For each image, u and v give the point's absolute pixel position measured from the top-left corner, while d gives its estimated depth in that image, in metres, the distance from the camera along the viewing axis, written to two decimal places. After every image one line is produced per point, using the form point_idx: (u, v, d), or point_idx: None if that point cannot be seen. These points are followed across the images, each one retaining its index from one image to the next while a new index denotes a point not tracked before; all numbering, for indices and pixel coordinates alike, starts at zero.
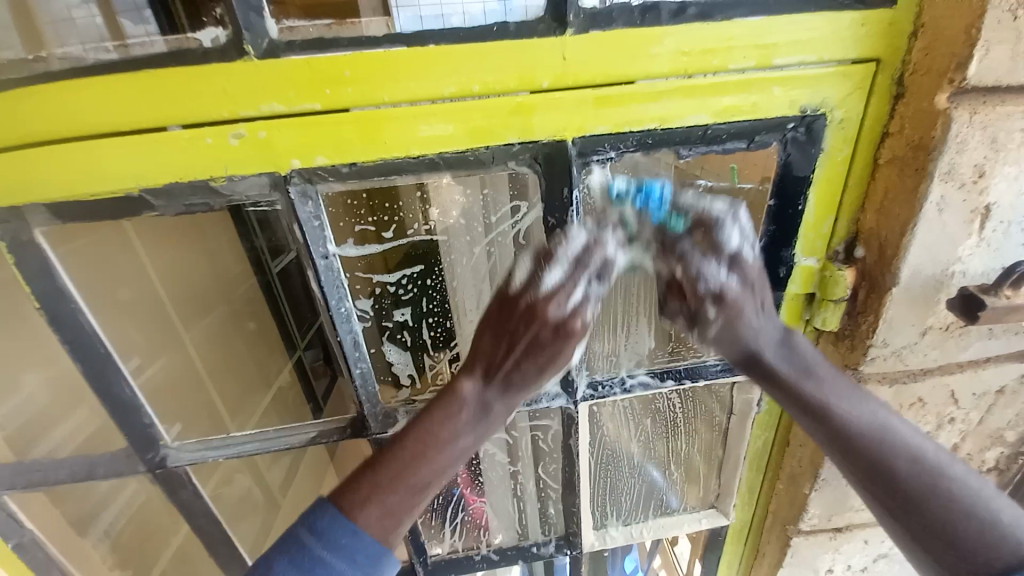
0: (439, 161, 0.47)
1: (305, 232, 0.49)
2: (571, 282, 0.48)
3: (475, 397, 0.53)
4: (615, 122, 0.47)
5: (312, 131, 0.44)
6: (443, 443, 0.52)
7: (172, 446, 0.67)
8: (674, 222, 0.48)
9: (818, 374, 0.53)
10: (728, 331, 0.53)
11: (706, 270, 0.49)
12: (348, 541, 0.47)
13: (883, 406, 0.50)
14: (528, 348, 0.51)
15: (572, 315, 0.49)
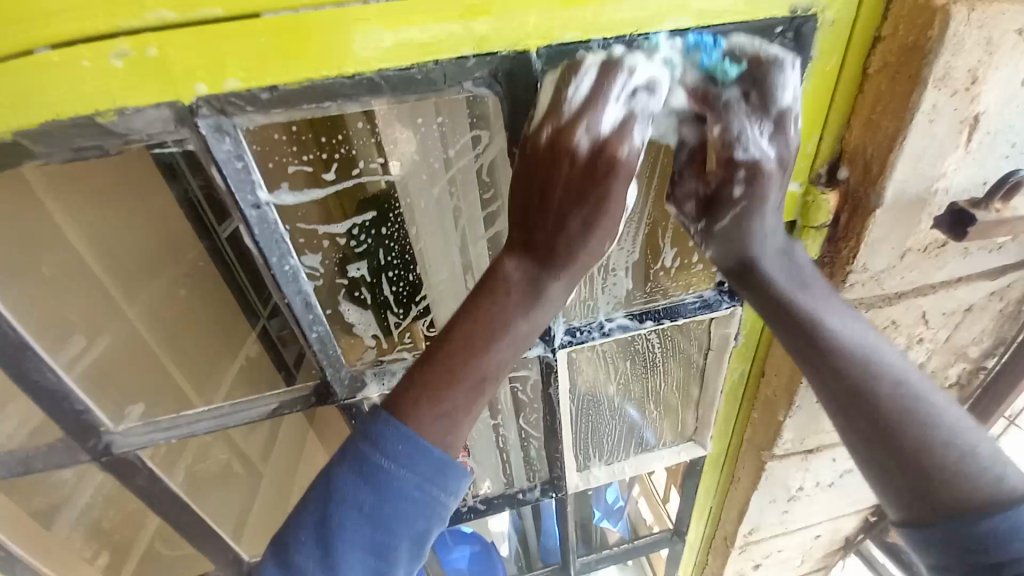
0: (381, 82, 0.40)
1: (228, 176, 0.42)
2: (604, 85, 0.40)
3: (519, 275, 0.46)
4: (585, 27, 0.41)
5: (218, 46, 0.36)
6: (503, 327, 0.46)
7: (117, 430, 0.61)
8: (725, 69, 0.43)
9: (811, 290, 0.51)
10: (742, 217, 0.49)
11: (745, 132, 0.45)
12: (409, 452, 0.43)
13: (868, 326, 0.49)
14: (568, 194, 0.43)
15: (612, 141, 0.41)
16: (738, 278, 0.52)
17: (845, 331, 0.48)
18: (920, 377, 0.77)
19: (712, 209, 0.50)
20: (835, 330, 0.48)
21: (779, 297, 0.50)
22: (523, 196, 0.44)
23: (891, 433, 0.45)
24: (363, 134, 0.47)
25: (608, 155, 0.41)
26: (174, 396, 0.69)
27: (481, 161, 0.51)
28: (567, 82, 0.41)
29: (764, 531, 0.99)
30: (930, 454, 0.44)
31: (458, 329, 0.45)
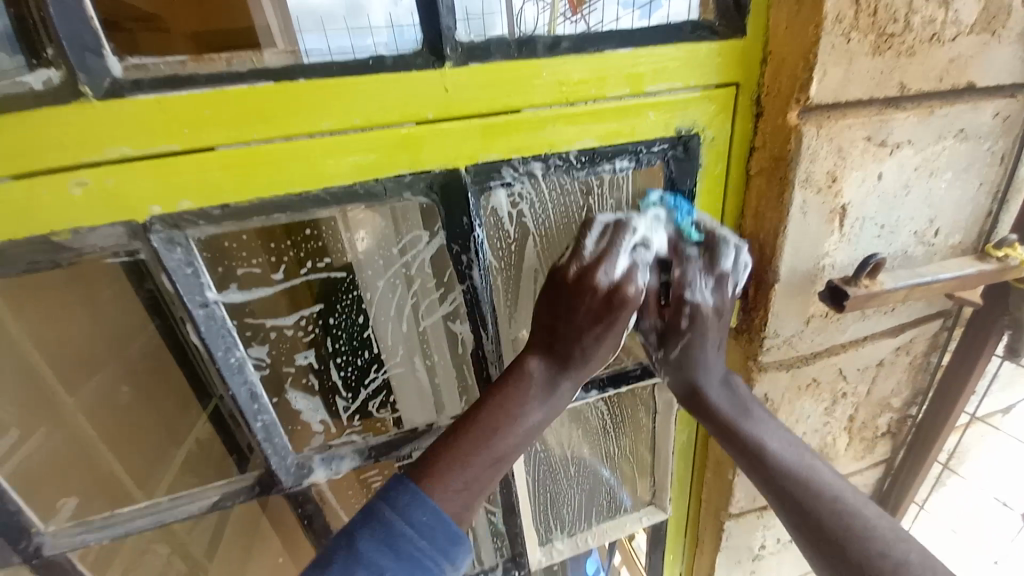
0: (325, 197, 0.45)
1: (177, 280, 0.45)
2: (614, 245, 0.50)
3: (541, 376, 0.52)
4: (504, 149, 0.48)
5: (172, 174, 0.40)
6: (514, 419, 0.50)
7: (48, 532, 0.59)
8: (690, 232, 0.55)
9: (752, 415, 0.58)
10: (688, 352, 0.58)
11: (695, 283, 0.55)
12: (427, 519, 0.45)
13: (808, 451, 0.56)
14: (588, 317, 0.51)
15: (623, 284, 0.50)
16: (701, 412, 0.59)
17: (783, 456, 0.55)
18: (852, 429, 0.83)
19: (667, 342, 0.59)
20: (775, 451, 0.56)
21: (726, 424, 0.57)
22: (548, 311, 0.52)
23: (831, 534, 0.49)
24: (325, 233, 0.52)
25: (620, 293, 0.50)
26: (114, 495, 0.68)
27: (424, 256, 0.55)
28: (584, 236, 0.51)
29: None
30: (874, 566, 0.46)
31: (486, 409, 0.50)
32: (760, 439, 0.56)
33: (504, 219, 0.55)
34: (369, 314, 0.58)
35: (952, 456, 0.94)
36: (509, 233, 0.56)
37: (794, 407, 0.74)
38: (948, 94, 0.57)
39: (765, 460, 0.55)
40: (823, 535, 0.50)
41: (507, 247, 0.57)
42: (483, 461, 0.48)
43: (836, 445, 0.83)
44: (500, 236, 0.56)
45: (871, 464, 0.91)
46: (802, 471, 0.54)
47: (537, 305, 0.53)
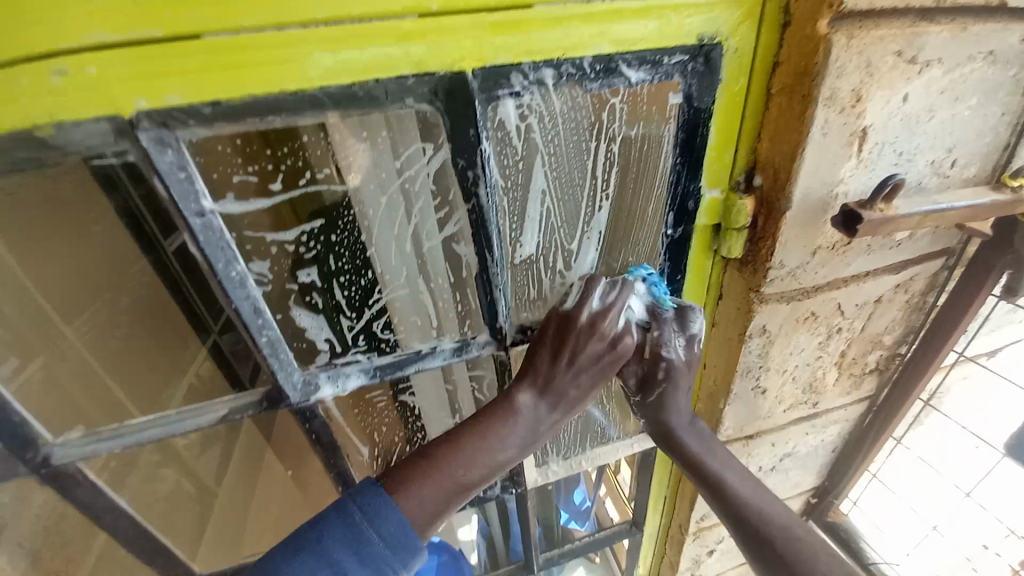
0: (323, 98, 0.42)
1: (170, 185, 0.43)
2: (619, 299, 0.60)
3: (529, 411, 0.57)
4: (514, 52, 0.45)
5: (157, 64, 0.37)
6: (494, 453, 0.54)
7: (57, 442, 0.59)
8: (664, 301, 0.63)
9: (715, 452, 0.65)
10: (664, 396, 0.65)
11: (668, 341, 0.63)
12: (396, 531, 0.47)
13: (758, 484, 0.62)
14: (591, 358, 0.58)
15: (624, 335, 0.59)
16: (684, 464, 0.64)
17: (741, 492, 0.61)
18: (842, 364, 0.85)
19: (646, 387, 0.66)
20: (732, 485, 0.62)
21: (696, 462, 0.64)
22: (530, 358, 0.59)
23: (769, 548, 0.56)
24: (318, 143, 0.49)
25: (616, 334, 0.59)
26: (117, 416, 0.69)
27: (426, 172, 0.53)
28: (590, 293, 0.60)
29: (716, 516, 1.04)
30: (793, 546, 0.55)
31: (463, 436, 0.54)
32: (720, 475, 0.62)
33: (509, 137, 0.52)
34: (368, 234, 0.56)
35: (933, 395, 0.97)
36: (517, 150, 0.54)
37: (790, 340, 0.75)
38: (982, 11, 0.53)
39: (721, 489, 0.61)
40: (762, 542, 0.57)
41: (513, 169, 0.55)
42: (449, 484, 0.51)
43: (825, 379, 0.85)
44: (506, 152, 0.53)
45: (857, 400, 0.94)
46: (753, 501, 0.60)
47: (534, 351, 0.59)
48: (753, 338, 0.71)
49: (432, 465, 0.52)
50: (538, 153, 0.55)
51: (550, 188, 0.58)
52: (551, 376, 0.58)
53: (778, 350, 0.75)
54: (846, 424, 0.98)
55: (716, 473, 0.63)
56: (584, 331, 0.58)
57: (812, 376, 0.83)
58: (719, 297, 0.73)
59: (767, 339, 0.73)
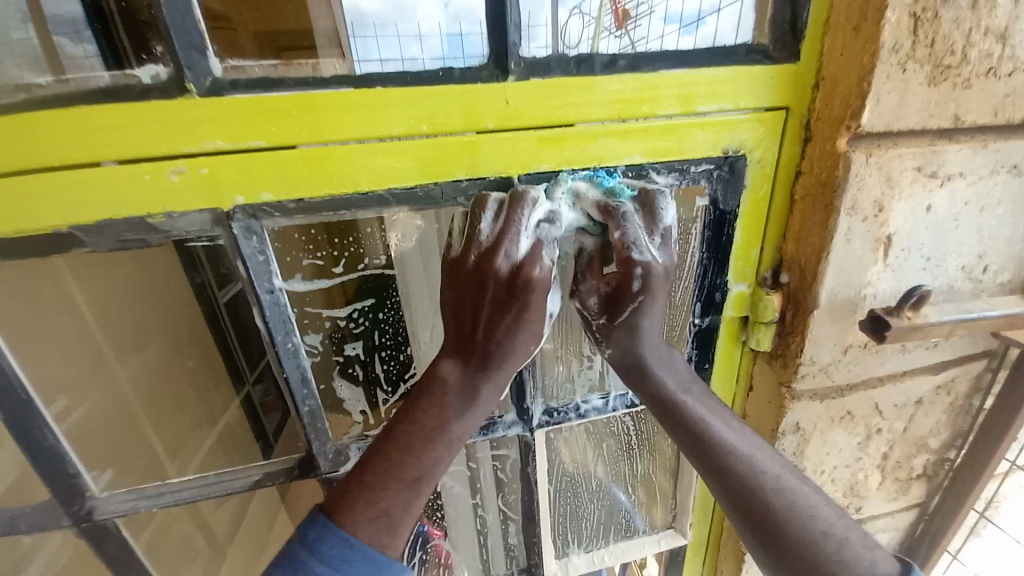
0: (389, 196, 0.48)
1: (249, 266, 0.48)
2: (511, 225, 0.46)
3: (454, 380, 0.50)
4: (558, 161, 0.50)
5: (256, 169, 0.44)
6: (440, 425, 0.49)
7: (99, 496, 0.61)
8: (623, 192, 0.51)
9: (693, 392, 0.54)
10: (641, 313, 0.51)
11: (639, 240, 0.48)
12: (339, 551, 0.44)
13: (761, 444, 0.50)
14: (492, 308, 0.48)
15: (527, 267, 0.46)
16: (636, 385, 0.55)
17: (726, 437, 0.49)
18: (885, 467, 0.80)
19: (612, 307, 0.53)
20: (721, 436, 0.49)
21: (665, 401, 0.53)
22: (453, 312, 0.50)
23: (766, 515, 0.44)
24: (373, 233, 0.55)
25: (525, 273, 0.46)
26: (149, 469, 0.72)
27: None
28: (479, 218, 0.47)
29: None
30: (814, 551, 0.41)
31: (399, 429, 0.48)
32: (702, 420, 0.51)
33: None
34: (410, 315, 0.61)
35: (990, 507, 0.89)
36: None
37: (826, 438, 0.72)
38: (1003, 130, 0.56)
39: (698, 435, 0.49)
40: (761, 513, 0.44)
41: None
42: (392, 489, 0.46)
43: (867, 482, 0.80)
44: None
45: (905, 507, 0.87)
46: (742, 453, 0.48)
47: (445, 319, 0.51)
48: (788, 436, 0.69)
49: (372, 471, 0.47)
50: None
51: None
52: (471, 335, 0.50)
53: (813, 449, 0.73)
54: (897, 533, 0.90)
55: (695, 413, 0.51)
56: (502, 296, 0.47)
57: (853, 478, 0.79)
58: (749, 389, 0.73)
59: (802, 436, 0.71)
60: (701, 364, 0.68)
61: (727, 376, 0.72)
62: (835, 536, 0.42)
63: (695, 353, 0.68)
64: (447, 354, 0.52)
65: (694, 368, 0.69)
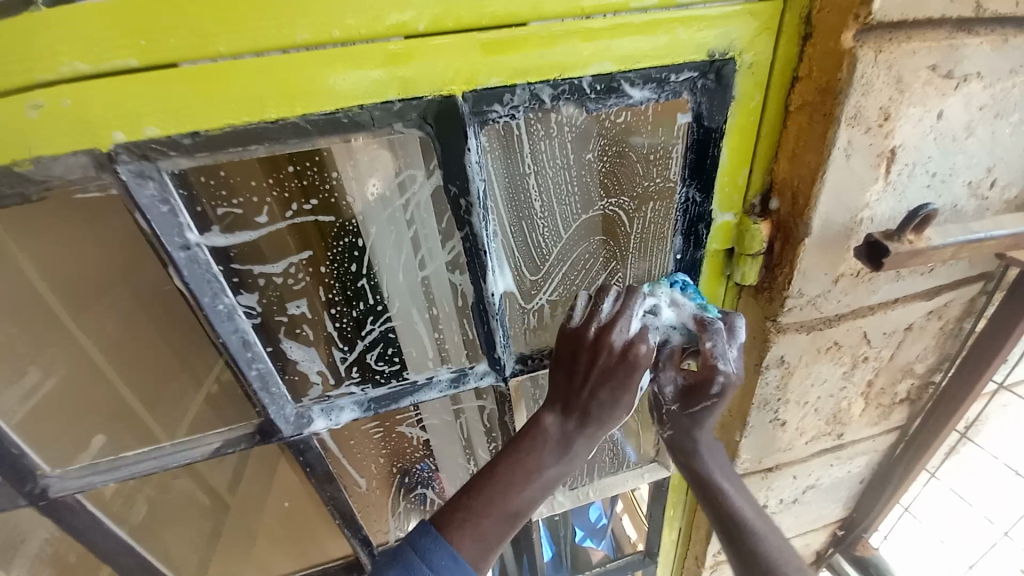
0: (306, 125, 0.40)
1: (152, 219, 0.41)
2: (627, 308, 0.52)
3: (554, 434, 0.54)
4: (510, 73, 0.42)
5: (132, 96, 0.36)
6: (531, 473, 0.52)
7: (54, 474, 0.58)
8: (709, 308, 0.55)
9: (729, 473, 0.61)
10: (707, 412, 0.56)
11: (723, 353, 0.53)
12: (448, 566, 0.45)
13: (755, 498, 0.60)
14: (599, 377, 0.52)
15: (635, 342, 0.52)
16: (682, 461, 0.61)
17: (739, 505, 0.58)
18: (869, 395, 0.79)
19: (688, 399, 0.56)
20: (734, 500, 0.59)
21: (701, 475, 0.60)
22: (560, 382, 0.54)
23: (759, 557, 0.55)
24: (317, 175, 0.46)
25: (633, 352, 0.51)
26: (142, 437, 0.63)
27: (422, 197, 0.50)
28: (601, 301, 0.53)
29: None
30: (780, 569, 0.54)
31: (502, 463, 0.52)
32: (725, 490, 0.59)
33: (495, 175, 0.50)
34: (365, 261, 0.53)
35: (970, 425, 0.90)
36: (511, 173, 0.50)
37: (811, 370, 0.70)
38: None
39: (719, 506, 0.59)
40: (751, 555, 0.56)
41: (505, 205, 0.52)
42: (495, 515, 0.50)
43: (850, 410, 0.80)
44: (501, 175, 0.50)
45: (885, 430, 0.88)
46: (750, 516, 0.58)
47: (551, 375, 0.55)
48: (771, 370, 0.66)
49: (478, 504, 0.50)
50: (530, 183, 0.52)
51: (548, 212, 0.55)
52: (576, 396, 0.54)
53: (797, 382, 0.70)
54: (875, 455, 0.92)
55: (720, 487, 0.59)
56: (611, 364, 0.51)
57: (835, 407, 0.78)
58: None
59: (786, 370, 0.68)
60: None
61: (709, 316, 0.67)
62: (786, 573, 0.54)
63: None
64: (550, 406, 0.55)
65: None
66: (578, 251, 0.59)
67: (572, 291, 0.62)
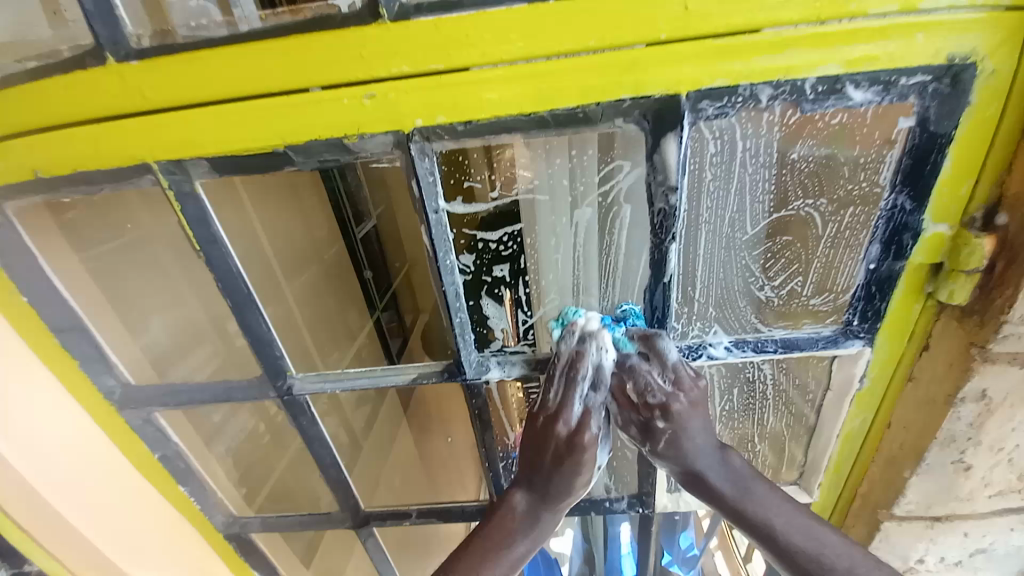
0: (549, 118, 0.48)
1: (421, 186, 0.52)
2: (565, 395, 0.56)
3: (521, 509, 0.57)
4: (735, 74, 0.46)
5: (431, 92, 0.46)
6: (503, 546, 0.55)
7: (298, 377, 0.72)
8: (624, 344, 0.57)
9: (753, 491, 0.54)
10: (675, 443, 0.56)
11: (651, 379, 0.56)
12: None
13: (809, 517, 0.52)
14: (552, 459, 0.56)
15: (579, 430, 0.55)
16: (687, 483, 0.57)
17: (794, 538, 0.51)
18: None
19: (650, 436, 0.57)
20: (782, 530, 0.52)
21: (733, 508, 0.54)
22: (527, 459, 0.58)
23: None
24: (488, 171, 0.57)
25: (578, 439, 0.55)
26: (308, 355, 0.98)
27: (589, 207, 0.61)
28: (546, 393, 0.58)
29: None
30: None
31: (474, 542, 0.55)
32: (768, 521, 0.52)
33: (707, 162, 0.54)
34: (538, 250, 0.65)
35: None
36: (710, 172, 0.55)
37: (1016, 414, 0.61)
38: None
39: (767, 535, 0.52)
40: None
41: (709, 191, 0.56)
42: None
43: None
44: (699, 173, 0.54)
45: None
46: (807, 546, 0.50)
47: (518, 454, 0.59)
48: (966, 404, 0.60)
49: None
50: (741, 173, 0.55)
51: (738, 209, 0.58)
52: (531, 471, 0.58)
53: (995, 424, 0.62)
54: None
55: (760, 515, 0.53)
56: (561, 450, 0.55)
57: None
58: (924, 348, 0.64)
59: (985, 407, 0.60)
60: (870, 315, 0.61)
61: (897, 333, 0.63)
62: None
63: (858, 299, 0.61)
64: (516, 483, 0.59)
65: (855, 322, 0.62)
66: (759, 248, 0.61)
67: (733, 293, 0.64)
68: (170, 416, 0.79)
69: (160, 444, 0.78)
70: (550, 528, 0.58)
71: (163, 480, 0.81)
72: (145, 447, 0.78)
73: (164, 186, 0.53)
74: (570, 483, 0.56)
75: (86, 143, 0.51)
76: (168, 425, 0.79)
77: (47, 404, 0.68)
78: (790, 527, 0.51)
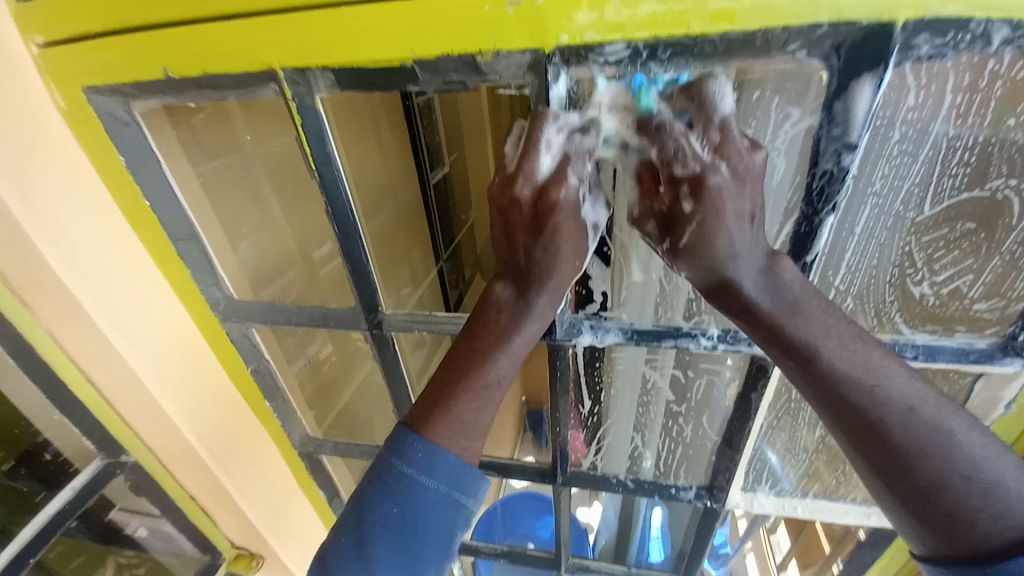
0: (716, 44, 0.41)
1: (545, 117, 0.47)
2: (535, 140, 0.46)
3: (509, 299, 0.52)
4: (972, 1, 0.36)
5: (584, 2, 0.41)
6: (502, 338, 0.51)
7: (386, 312, 0.72)
8: (646, 101, 0.45)
9: (807, 309, 0.44)
10: (705, 231, 0.44)
11: (683, 146, 0.43)
12: (427, 459, 0.49)
13: (873, 346, 0.43)
14: (527, 233, 0.49)
15: (549, 186, 0.46)
16: (721, 303, 0.47)
17: (843, 364, 0.42)
18: None
19: (676, 228, 0.46)
20: (832, 355, 0.43)
21: (771, 321, 0.44)
22: (503, 245, 0.51)
23: (910, 467, 0.40)
24: None
25: (548, 198, 0.46)
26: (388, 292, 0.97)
27: None
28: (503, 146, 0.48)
29: None
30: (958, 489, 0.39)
31: (462, 348, 0.52)
32: (812, 338, 0.43)
33: (897, 121, 0.45)
34: None
35: None
36: (896, 133, 0.46)
37: None
38: None
39: (812, 359, 0.43)
40: (885, 446, 0.41)
41: (891, 155, 0.47)
42: (470, 395, 0.50)
43: None
44: (880, 137, 0.46)
45: None
46: (866, 380, 0.42)
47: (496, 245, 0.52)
48: None
49: (444, 392, 0.50)
50: (938, 137, 0.46)
51: (918, 183, 0.49)
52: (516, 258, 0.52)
53: None
54: None
55: (807, 336, 0.43)
56: (531, 216, 0.48)
57: None
58: None
59: None
60: None
61: None
62: (955, 442, 0.40)
63: None
64: (502, 277, 0.53)
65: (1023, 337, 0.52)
66: (931, 232, 0.52)
67: (876, 281, 0.55)
68: (263, 331, 0.81)
69: (254, 357, 0.81)
70: (544, 318, 0.52)
71: (249, 392, 0.85)
72: (240, 359, 0.81)
73: (287, 97, 0.52)
74: (557, 248, 0.50)
75: (220, 43, 0.50)
76: (260, 340, 0.82)
77: (162, 308, 0.71)
78: (841, 350, 0.42)
